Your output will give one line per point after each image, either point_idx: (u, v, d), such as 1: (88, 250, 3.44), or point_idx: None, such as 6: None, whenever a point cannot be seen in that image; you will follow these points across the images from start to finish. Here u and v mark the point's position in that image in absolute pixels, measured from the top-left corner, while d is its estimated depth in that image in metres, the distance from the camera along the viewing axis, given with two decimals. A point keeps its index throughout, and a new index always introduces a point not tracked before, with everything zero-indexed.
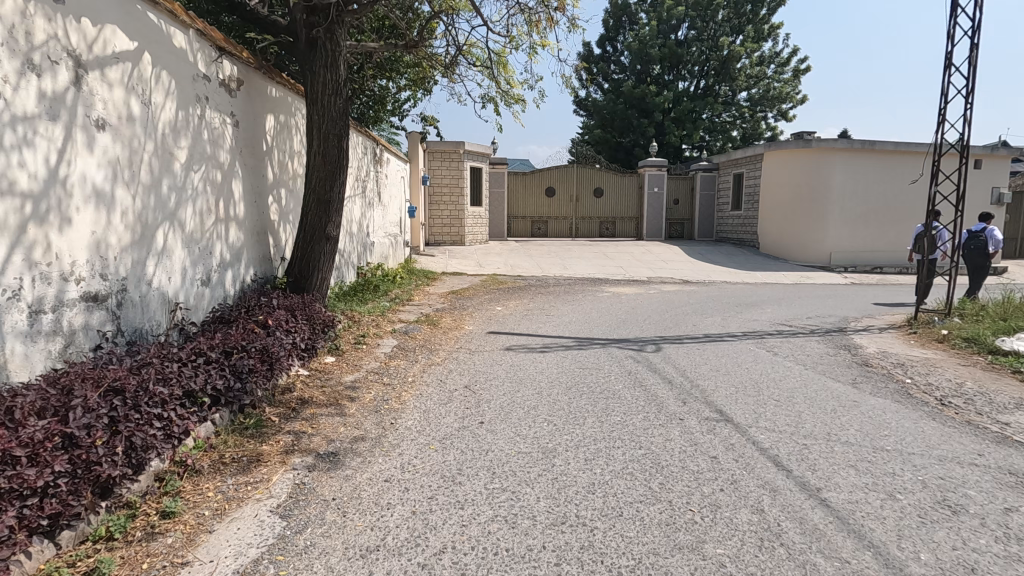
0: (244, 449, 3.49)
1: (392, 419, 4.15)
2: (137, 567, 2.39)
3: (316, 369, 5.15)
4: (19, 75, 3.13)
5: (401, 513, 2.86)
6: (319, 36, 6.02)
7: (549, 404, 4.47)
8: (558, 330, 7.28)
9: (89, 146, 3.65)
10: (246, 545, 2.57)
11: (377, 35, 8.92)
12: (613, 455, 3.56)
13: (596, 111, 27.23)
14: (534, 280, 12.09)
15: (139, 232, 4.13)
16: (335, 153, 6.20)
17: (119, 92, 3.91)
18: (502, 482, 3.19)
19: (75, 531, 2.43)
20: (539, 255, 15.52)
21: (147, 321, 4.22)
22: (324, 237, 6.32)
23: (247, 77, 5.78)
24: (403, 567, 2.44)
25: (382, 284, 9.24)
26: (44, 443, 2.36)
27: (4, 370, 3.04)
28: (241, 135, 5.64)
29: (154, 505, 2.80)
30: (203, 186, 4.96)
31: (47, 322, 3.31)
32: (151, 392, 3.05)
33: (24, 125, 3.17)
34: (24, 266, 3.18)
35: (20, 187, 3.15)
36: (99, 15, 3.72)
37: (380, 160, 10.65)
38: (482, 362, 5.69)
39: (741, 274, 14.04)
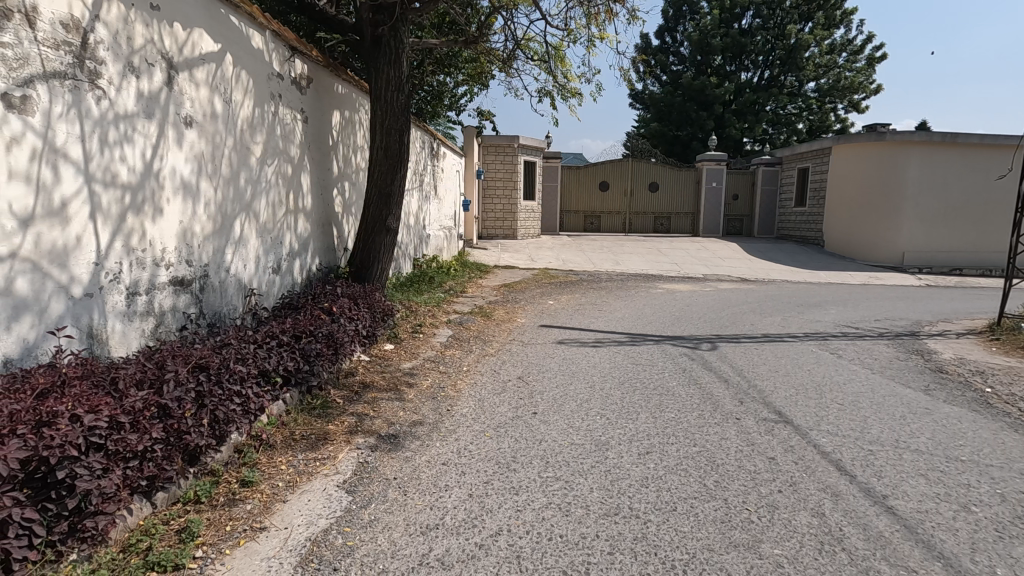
0: (312, 427, 3.71)
1: (448, 405, 4.29)
2: (222, 528, 2.61)
3: (377, 355, 5.38)
4: (121, 77, 3.43)
5: (458, 495, 2.97)
6: (383, 34, 6.21)
7: (602, 398, 4.50)
8: (611, 326, 7.24)
9: (178, 142, 3.94)
10: (316, 516, 2.75)
11: (437, 31, 9.09)
12: (667, 451, 3.55)
13: (653, 104, 26.66)
14: (586, 275, 12.05)
15: (219, 222, 4.43)
16: (397, 147, 6.41)
17: (204, 91, 4.21)
18: (556, 472, 3.25)
19: (167, 493, 2.68)
20: (592, 250, 15.42)
21: (225, 304, 4.54)
22: (385, 229, 6.54)
23: (316, 75, 6.05)
24: (461, 546, 2.54)
25: (437, 276, 9.47)
26: (142, 411, 2.60)
27: (106, 346, 3.35)
28: (310, 130, 5.92)
29: (234, 474, 3.04)
30: (276, 178, 5.25)
31: (141, 304, 3.62)
32: (232, 369, 3.29)
33: (125, 123, 3.47)
34: (124, 251, 3.49)
35: (121, 179, 3.45)
36: (188, 19, 4.00)
37: (437, 155, 10.89)
38: (534, 355, 5.76)
39: (804, 273, 13.48)
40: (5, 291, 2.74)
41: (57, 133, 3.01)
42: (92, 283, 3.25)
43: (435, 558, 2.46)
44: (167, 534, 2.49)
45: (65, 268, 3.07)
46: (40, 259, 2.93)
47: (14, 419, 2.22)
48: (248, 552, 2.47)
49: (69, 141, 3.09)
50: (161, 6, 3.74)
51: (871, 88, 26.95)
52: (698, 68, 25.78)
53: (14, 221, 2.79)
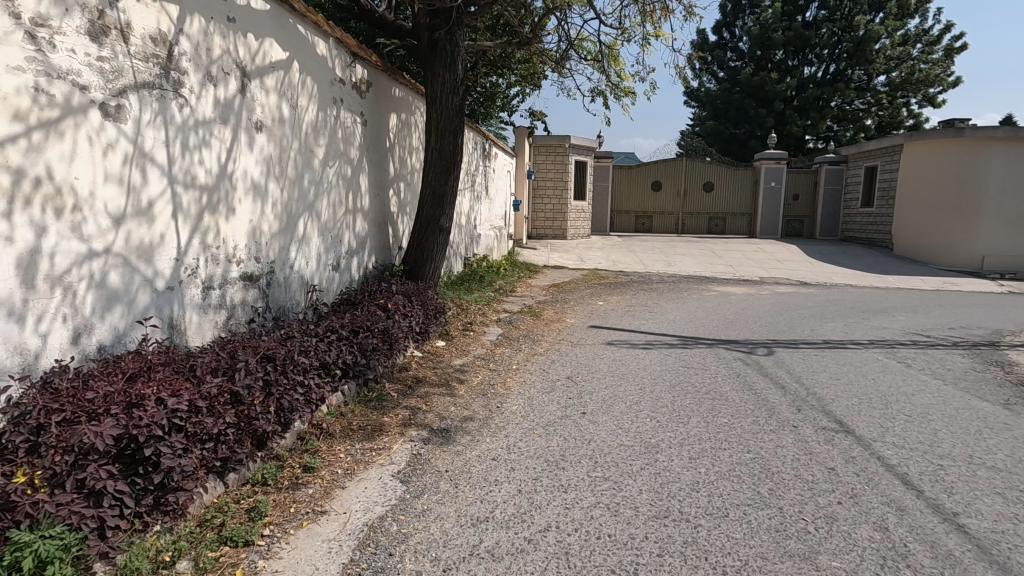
0: (369, 418, 3.87)
1: (498, 402, 4.36)
2: (287, 509, 2.77)
3: (429, 351, 5.52)
4: (201, 86, 3.69)
5: (507, 489, 3.04)
6: (440, 38, 6.36)
7: (652, 400, 4.46)
8: (662, 328, 7.14)
9: (250, 146, 4.19)
10: (373, 503, 2.87)
11: (491, 33, 9.20)
12: (718, 456, 3.49)
13: (709, 101, 25.98)
14: (637, 276, 11.89)
15: (284, 222, 4.67)
16: (451, 148, 6.55)
17: (274, 97, 4.45)
18: (605, 472, 3.26)
19: (238, 475, 2.88)
20: (643, 251, 15.20)
21: (289, 299, 4.78)
22: (438, 228, 6.70)
23: (375, 80, 6.27)
24: (511, 539, 2.60)
25: (487, 275, 9.59)
26: (217, 397, 2.79)
27: (184, 336, 3.61)
28: (369, 133, 6.14)
29: (298, 460, 3.22)
30: (337, 179, 5.49)
31: (215, 297, 3.88)
32: (296, 361, 3.48)
33: (203, 129, 3.73)
34: (201, 248, 3.75)
35: (199, 181, 3.71)
36: (260, 30, 4.25)
37: (488, 156, 11.03)
38: (584, 355, 5.75)
39: (870, 277, 12.80)
40: (101, 284, 3.01)
41: (145, 138, 3.27)
42: (172, 277, 3.51)
43: (486, 549, 2.52)
44: (238, 512, 2.67)
45: (151, 263, 3.33)
46: (130, 254, 3.19)
47: (108, 400, 2.44)
48: (310, 533, 2.61)
49: (155, 145, 3.35)
50: (237, 18, 3.99)
51: (949, 81, 25.22)
52: (757, 63, 24.90)
53: (108, 220, 3.05)
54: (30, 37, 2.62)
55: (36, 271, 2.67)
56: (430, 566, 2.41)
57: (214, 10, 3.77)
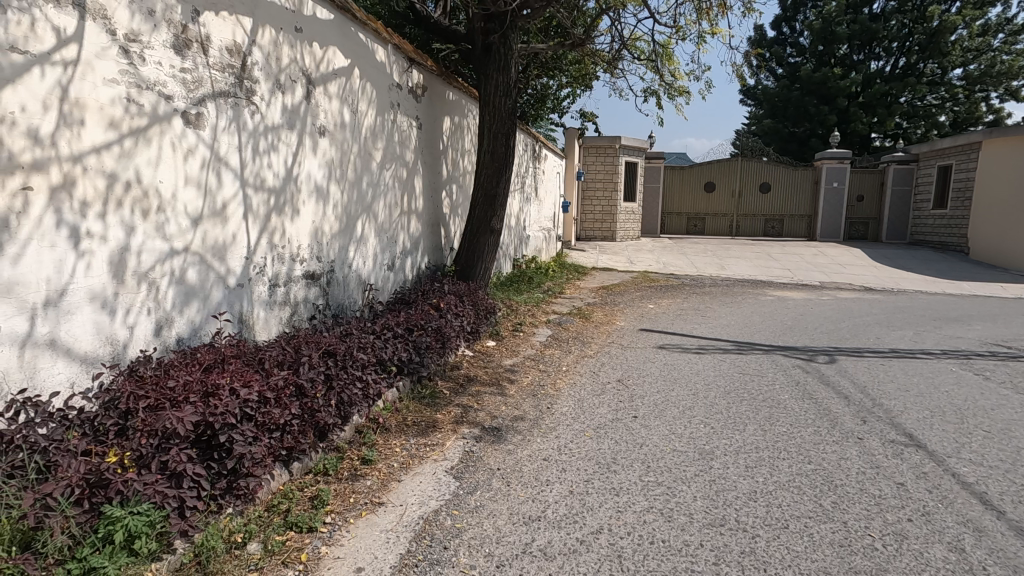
0: (423, 415, 3.97)
1: (548, 404, 4.38)
2: (347, 499, 2.88)
3: (480, 350, 5.60)
4: (270, 93, 3.89)
5: (559, 490, 3.05)
6: (494, 41, 6.43)
7: (706, 406, 4.36)
8: (715, 332, 6.97)
9: (313, 150, 4.37)
10: (428, 496, 2.95)
11: (543, 35, 9.21)
12: (777, 466, 3.38)
13: (767, 99, 25.10)
14: (689, 279, 11.63)
15: (344, 223, 4.84)
16: (503, 150, 6.62)
17: (336, 103, 4.64)
18: (657, 477, 3.22)
19: (302, 464, 3.02)
20: (695, 253, 14.85)
21: (347, 298, 4.95)
22: (489, 229, 6.77)
23: (430, 85, 6.41)
24: (563, 539, 2.61)
25: (536, 276, 9.62)
26: (283, 389, 2.93)
27: (252, 330, 3.81)
28: (423, 136, 6.28)
29: (356, 452, 3.34)
30: (393, 182, 5.64)
31: (280, 294, 4.07)
32: (355, 356, 3.62)
33: (272, 134, 3.92)
34: (268, 248, 3.94)
35: (268, 184, 3.90)
36: (324, 39, 4.44)
37: (538, 158, 11.07)
38: (634, 359, 5.68)
39: (942, 283, 12.03)
40: (180, 280, 3.22)
41: (221, 144, 3.47)
42: (242, 275, 3.71)
43: (538, 548, 2.54)
44: (301, 500, 2.80)
45: (224, 261, 3.54)
46: (206, 252, 3.39)
47: (187, 388, 2.62)
48: (369, 523, 2.70)
49: (229, 150, 3.55)
50: (304, 28, 4.19)
51: None
52: (819, 59, 23.86)
53: (187, 220, 3.26)
54: (123, 51, 2.84)
55: (125, 268, 2.88)
56: (483, 561, 2.45)
57: (283, 21, 3.98)
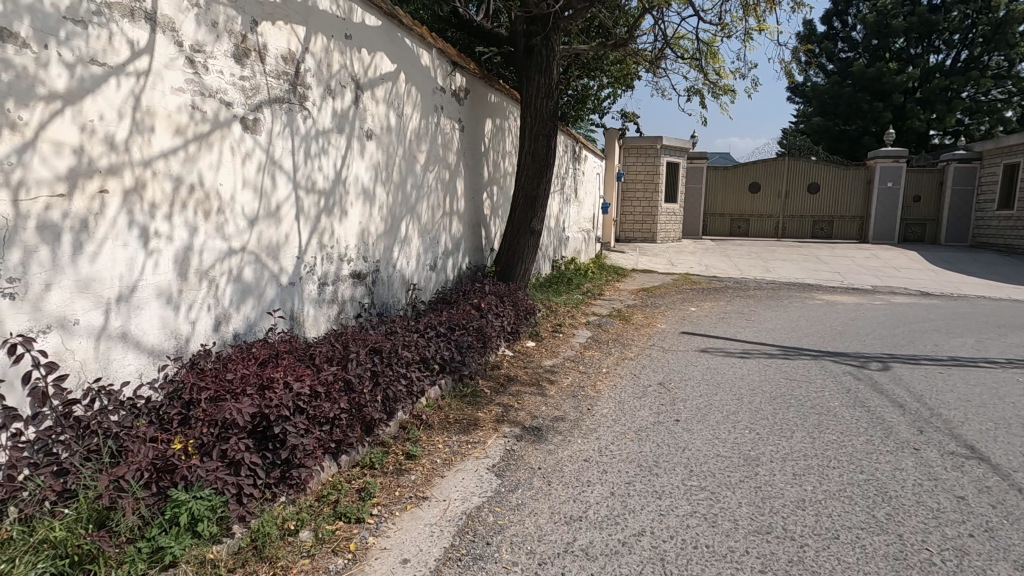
0: (465, 413, 4.03)
1: (589, 405, 4.37)
2: (393, 493, 2.96)
3: (520, 351, 5.64)
4: (321, 98, 4.02)
5: (600, 491, 3.04)
6: (536, 44, 6.45)
7: (751, 411, 4.26)
8: (761, 336, 6.79)
9: (361, 153, 4.51)
10: (470, 493, 3.00)
11: (585, 36, 9.18)
12: (827, 474, 3.28)
13: (816, 97, 24.24)
14: (732, 281, 11.36)
15: (389, 224, 4.97)
16: (544, 152, 6.64)
17: (383, 107, 4.76)
18: (700, 481, 3.17)
19: (350, 457, 3.12)
20: (738, 255, 14.49)
21: (391, 297, 5.07)
22: (530, 230, 6.80)
23: (473, 88, 6.49)
24: (605, 540, 2.61)
25: (576, 277, 9.59)
26: (333, 383, 3.04)
27: (303, 327, 3.96)
28: (466, 138, 6.37)
29: (401, 447, 3.42)
30: (436, 183, 5.75)
31: (328, 293, 4.21)
32: (400, 354, 3.71)
33: (323, 138, 4.06)
34: (318, 248, 4.09)
35: (318, 186, 4.04)
36: (372, 45, 4.57)
37: (578, 159, 11.03)
38: (676, 362, 5.60)
39: (1007, 288, 11.37)
40: (237, 278, 3.38)
41: (275, 148, 3.62)
42: (294, 273, 3.86)
43: (579, 548, 2.55)
44: (350, 491, 2.90)
45: (277, 260, 3.69)
46: (261, 252, 3.55)
47: (244, 381, 2.76)
48: (414, 516, 2.77)
49: (283, 154, 3.69)
50: (353, 35, 4.33)
51: None
52: (873, 53, 22.92)
53: (245, 221, 3.41)
54: (189, 61, 3.00)
55: (188, 266, 3.05)
56: (526, 558, 2.48)
57: (334, 29, 4.12)
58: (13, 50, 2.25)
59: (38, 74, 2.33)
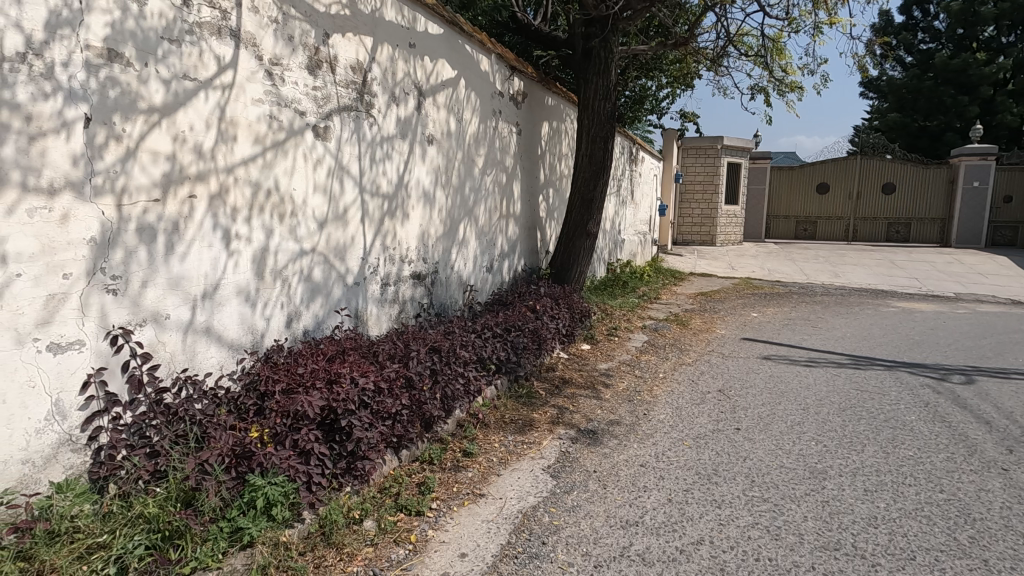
0: (520, 413, 4.07)
1: (645, 409, 4.32)
2: (451, 488, 3.04)
3: (574, 353, 5.63)
4: (386, 105, 4.18)
5: (657, 497, 3.01)
6: (595, 46, 6.44)
7: (818, 423, 4.08)
8: (828, 344, 6.47)
9: (422, 157, 4.64)
10: (526, 492, 3.04)
11: (643, 36, 9.06)
12: (902, 492, 3.10)
13: (892, 92, 22.84)
14: (797, 287, 10.87)
15: (448, 226, 5.09)
16: (601, 154, 6.60)
17: (443, 112, 4.88)
18: (763, 493, 3.07)
19: (410, 452, 3.23)
20: (804, 259, 13.86)
21: (449, 297, 5.19)
22: (585, 233, 6.78)
23: (530, 91, 6.55)
24: (662, 547, 2.58)
25: (632, 280, 9.46)
26: (395, 380, 3.16)
27: (366, 325, 4.12)
28: (523, 140, 6.43)
29: (459, 444, 3.51)
30: (493, 186, 5.84)
31: (390, 292, 4.36)
32: (458, 354, 3.80)
33: (387, 143, 4.21)
34: (382, 249, 4.25)
35: (382, 190, 4.20)
36: (434, 53, 4.70)
37: (635, 160, 10.88)
38: (736, 369, 5.43)
39: None
40: (308, 278, 3.56)
41: (344, 154, 3.80)
42: (359, 274, 4.02)
43: (636, 552, 2.54)
44: (410, 485, 3.00)
45: (344, 260, 3.86)
46: (329, 253, 3.73)
47: (314, 374, 2.91)
48: (471, 512, 2.84)
49: (351, 160, 3.86)
50: (417, 43, 4.48)
51: None
52: (958, 43, 21.37)
53: (315, 224, 3.60)
54: (268, 74, 3.21)
55: (265, 266, 3.24)
56: (581, 560, 2.48)
57: (399, 38, 4.28)
58: (119, 69, 2.48)
59: (139, 90, 2.55)
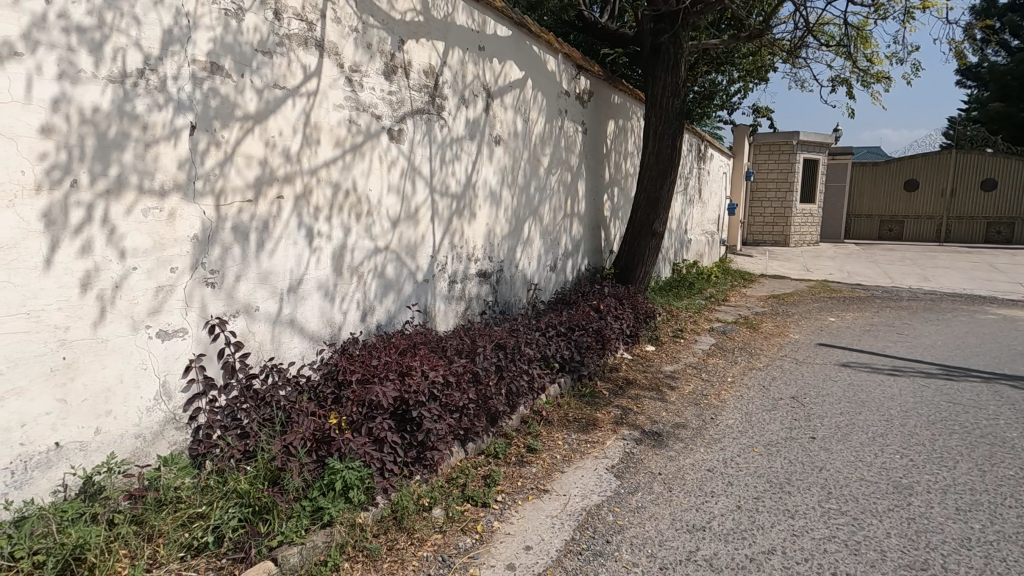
0: (583, 412, 4.08)
1: (712, 414, 4.21)
2: (515, 482, 3.10)
3: (638, 354, 5.55)
4: (456, 107, 4.29)
5: (725, 503, 2.93)
6: (664, 42, 6.30)
7: (903, 435, 3.82)
8: (916, 353, 6.04)
9: (490, 158, 4.73)
10: (590, 490, 3.05)
11: (714, 30, 8.77)
12: (1001, 514, 2.86)
13: (994, 80, 20.89)
14: (880, 290, 10.17)
15: (513, 225, 5.15)
16: (669, 151, 6.47)
17: (510, 113, 4.95)
18: (841, 505, 2.93)
19: (475, 445, 3.31)
20: (888, 261, 12.94)
21: (513, 295, 5.26)
22: (651, 232, 6.65)
23: (596, 89, 6.51)
24: (731, 554, 2.52)
25: (698, 281, 9.19)
26: (462, 374, 3.25)
27: (434, 320, 4.25)
28: (588, 139, 6.41)
29: (522, 440, 3.56)
30: (558, 186, 5.85)
31: (457, 290, 4.48)
32: (522, 351, 3.86)
33: (457, 145, 4.33)
34: (450, 248, 4.37)
35: (451, 190, 4.32)
36: (502, 54, 4.78)
37: (703, 158, 10.55)
38: (811, 375, 5.17)
39: None
40: (381, 274, 3.72)
41: (416, 155, 3.94)
42: (428, 271, 4.16)
43: (703, 557, 2.49)
44: (476, 477, 3.09)
45: (415, 258, 4.01)
46: (401, 251, 3.88)
47: (387, 366, 3.05)
48: (535, 506, 2.88)
49: (422, 161, 4.00)
50: (486, 46, 4.57)
51: None
52: None
53: (388, 223, 3.76)
54: (348, 80, 3.38)
55: (343, 263, 3.43)
56: (646, 561, 2.47)
57: (469, 42, 4.39)
58: (220, 80, 2.70)
59: (236, 99, 2.77)
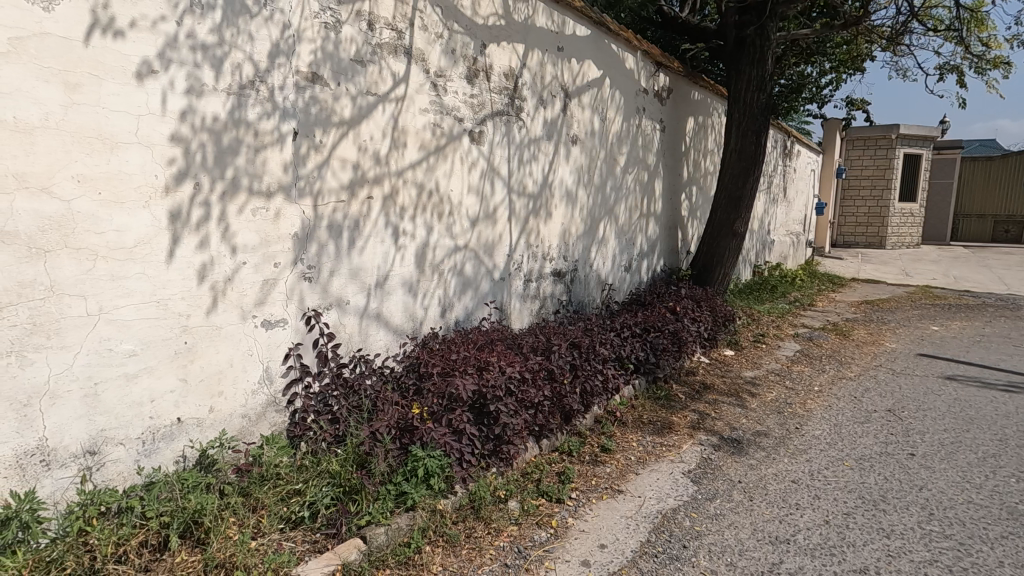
0: (658, 415, 4.01)
1: (797, 423, 4.00)
2: (589, 480, 3.11)
3: (716, 358, 5.37)
4: (534, 109, 4.35)
5: (812, 517, 2.79)
6: (749, 35, 6.03)
7: (1019, 457, 3.47)
8: None
9: (566, 158, 4.75)
10: (665, 493, 3.01)
11: (805, 19, 8.28)
12: None
13: None
14: (993, 298, 9.22)
15: (588, 225, 5.14)
16: (752, 149, 6.21)
17: (587, 112, 4.95)
18: (944, 528, 2.71)
19: (549, 442, 3.35)
20: (1004, 266, 11.69)
21: (587, 295, 5.25)
22: (731, 233, 6.42)
23: (676, 86, 6.36)
24: (818, 569, 2.40)
25: (782, 284, 8.73)
26: (538, 371, 3.30)
27: (509, 318, 4.33)
28: (666, 137, 6.28)
29: (596, 439, 3.56)
30: (634, 185, 5.77)
31: (532, 288, 4.54)
32: (597, 351, 3.85)
33: (534, 145, 4.39)
34: (526, 247, 4.44)
35: (528, 190, 4.38)
36: (580, 54, 4.78)
37: (789, 154, 10.00)
38: (910, 388, 4.79)
39: None
40: (460, 272, 3.85)
41: (495, 156, 4.03)
42: (504, 269, 4.25)
43: (787, 570, 2.40)
44: (550, 472, 3.13)
45: (492, 256, 4.11)
46: (479, 250, 3.99)
47: (465, 361, 3.15)
48: (609, 506, 2.88)
49: (501, 161, 4.09)
50: (565, 46, 4.60)
51: None
52: None
53: (468, 222, 3.87)
54: (433, 85, 3.52)
55: (425, 260, 3.57)
56: (725, 569, 2.41)
57: (548, 43, 4.44)
58: (319, 89, 2.90)
59: (333, 105, 2.96)
